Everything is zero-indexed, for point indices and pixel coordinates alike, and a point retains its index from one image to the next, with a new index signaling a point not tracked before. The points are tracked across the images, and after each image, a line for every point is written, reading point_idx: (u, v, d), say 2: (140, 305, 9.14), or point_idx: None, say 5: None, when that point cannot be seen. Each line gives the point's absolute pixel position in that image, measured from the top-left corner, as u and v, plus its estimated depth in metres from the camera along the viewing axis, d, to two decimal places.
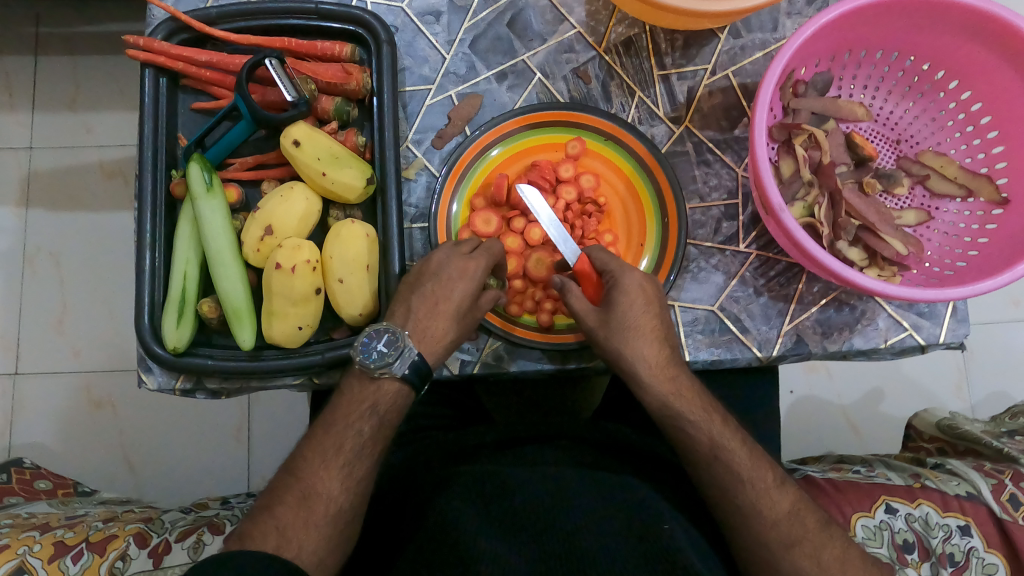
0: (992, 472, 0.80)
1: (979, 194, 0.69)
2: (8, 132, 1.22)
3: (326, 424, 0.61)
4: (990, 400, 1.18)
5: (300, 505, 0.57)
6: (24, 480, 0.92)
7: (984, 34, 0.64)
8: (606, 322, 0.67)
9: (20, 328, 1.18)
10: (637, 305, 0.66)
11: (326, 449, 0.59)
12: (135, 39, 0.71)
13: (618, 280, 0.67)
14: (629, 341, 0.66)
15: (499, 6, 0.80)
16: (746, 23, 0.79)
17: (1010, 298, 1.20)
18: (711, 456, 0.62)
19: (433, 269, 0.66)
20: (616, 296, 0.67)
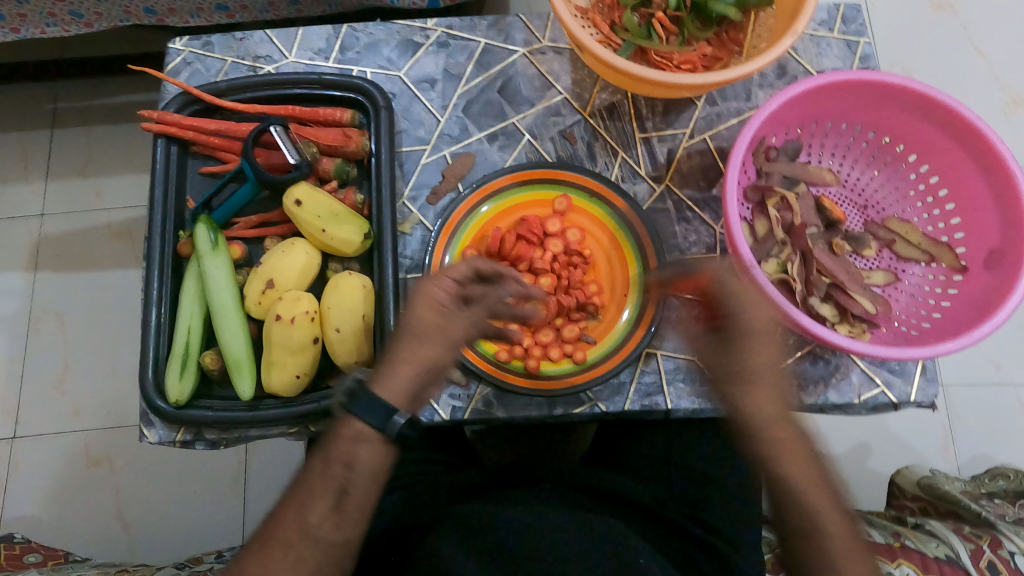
0: (970, 535, 0.83)
1: (940, 261, 0.72)
2: (24, 200, 1.30)
3: (309, 468, 0.56)
4: (975, 462, 1.18)
5: (280, 558, 0.52)
6: (13, 556, 0.95)
7: (932, 114, 0.71)
8: (714, 358, 0.59)
9: (21, 391, 1.21)
10: (753, 351, 0.56)
11: (306, 497, 0.54)
12: (149, 113, 0.78)
13: (737, 318, 0.57)
14: (729, 384, 0.57)
15: (491, 74, 0.86)
16: (722, 92, 0.84)
17: (991, 361, 1.22)
18: (797, 526, 0.53)
19: (429, 299, 0.61)
20: (733, 336, 0.57)
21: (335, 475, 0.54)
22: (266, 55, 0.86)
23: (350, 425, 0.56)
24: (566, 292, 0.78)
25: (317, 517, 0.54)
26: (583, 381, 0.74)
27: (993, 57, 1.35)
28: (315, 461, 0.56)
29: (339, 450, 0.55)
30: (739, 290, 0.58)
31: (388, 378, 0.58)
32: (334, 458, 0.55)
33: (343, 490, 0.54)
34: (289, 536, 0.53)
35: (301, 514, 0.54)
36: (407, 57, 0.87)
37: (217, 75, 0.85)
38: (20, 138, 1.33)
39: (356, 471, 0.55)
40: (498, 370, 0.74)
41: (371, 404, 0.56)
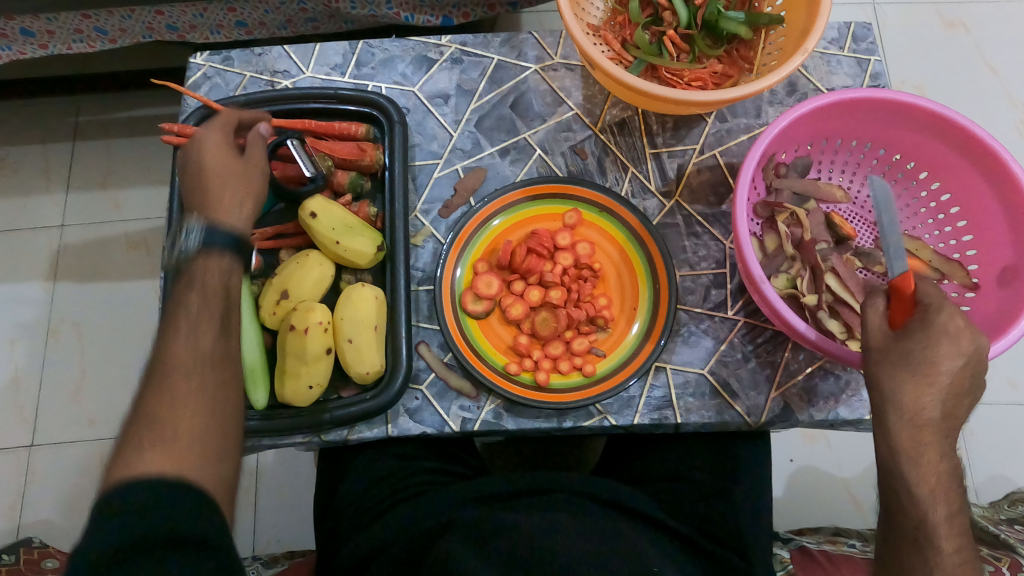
0: (988, 557, 0.83)
1: (952, 278, 0.72)
2: (45, 211, 1.32)
3: (176, 308, 0.61)
4: (992, 484, 1.17)
5: (185, 386, 0.56)
6: (30, 561, 0.96)
7: (943, 132, 0.71)
8: (888, 349, 0.56)
9: (39, 399, 1.22)
10: (943, 353, 0.53)
11: (195, 326, 0.59)
12: (169, 126, 0.80)
13: (929, 319, 0.54)
14: (896, 377, 0.54)
15: (503, 90, 0.87)
16: (731, 109, 0.85)
17: (1005, 381, 1.22)
18: (906, 530, 0.54)
19: (212, 146, 0.69)
20: (917, 332, 0.55)
21: (214, 303, 0.61)
22: (283, 70, 0.88)
23: (218, 258, 0.64)
24: (576, 305, 0.79)
25: (207, 344, 0.59)
26: (593, 393, 0.74)
27: (1007, 76, 1.35)
28: (189, 298, 0.61)
29: (208, 281, 0.62)
30: (940, 297, 0.56)
31: (221, 206, 0.66)
32: (212, 287, 0.62)
33: (226, 312, 0.62)
34: (189, 363, 0.57)
35: (191, 340, 0.58)
36: (421, 72, 0.88)
37: (235, 89, 0.87)
38: (42, 151, 1.36)
39: (232, 297, 0.63)
40: (508, 383, 0.75)
41: (219, 228, 0.64)
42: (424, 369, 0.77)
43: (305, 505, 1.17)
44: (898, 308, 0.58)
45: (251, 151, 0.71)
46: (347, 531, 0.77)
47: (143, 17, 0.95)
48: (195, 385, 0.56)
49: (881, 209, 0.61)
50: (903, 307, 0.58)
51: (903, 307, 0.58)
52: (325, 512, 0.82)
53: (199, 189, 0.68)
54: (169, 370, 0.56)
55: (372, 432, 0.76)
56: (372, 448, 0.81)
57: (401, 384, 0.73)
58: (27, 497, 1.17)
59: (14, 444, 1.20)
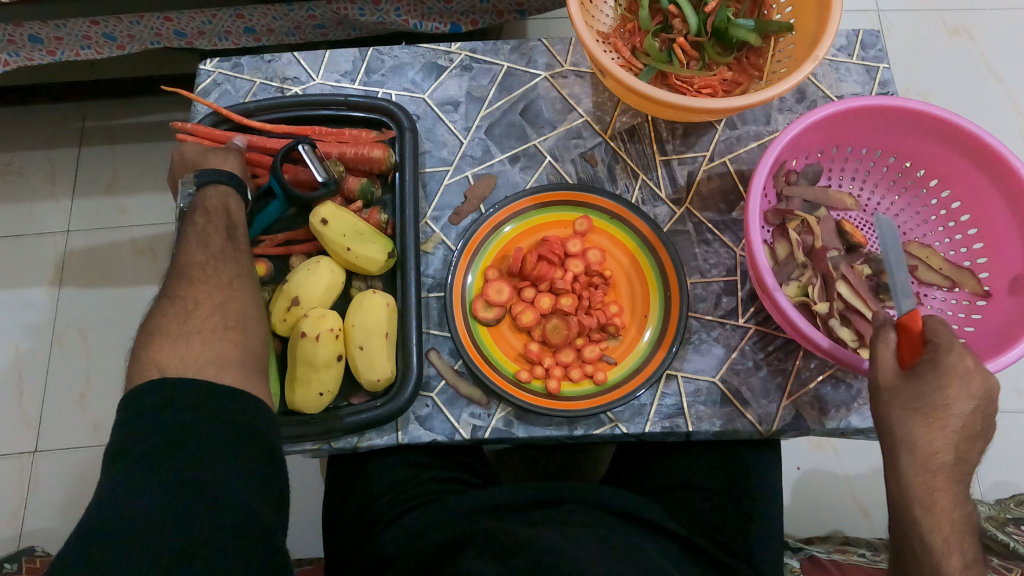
0: (999, 569, 0.83)
1: (963, 286, 0.72)
2: (50, 216, 1.32)
3: (187, 226, 0.69)
4: (998, 489, 1.17)
5: (201, 276, 0.65)
6: (36, 568, 0.96)
7: (955, 141, 0.71)
8: (900, 393, 0.55)
9: (43, 406, 1.22)
10: (953, 396, 0.53)
11: (205, 238, 0.68)
12: (182, 125, 0.81)
13: (937, 360, 0.54)
14: (908, 420, 0.54)
15: (513, 97, 0.87)
16: (741, 116, 0.85)
17: (1012, 389, 1.22)
18: (916, 550, 0.53)
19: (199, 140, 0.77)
20: (926, 373, 0.54)
21: (217, 219, 0.69)
22: (293, 77, 0.88)
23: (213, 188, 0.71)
24: (587, 312, 0.79)
25: (216, 246, 0.68)
26: (605, 401, 0.74)
27: (1011, 84, 1.36)
28: (195, 218, 0.69)
29: (211, 204, 0.70)
30: (947, 337, 0.55)
31: (221, 161, 0.74)
32: (211, 207, 0.70)
33: (230, 228, 0.69)
34: (202, 259, 0.66)
35: (202, 246, 0.67)
36: (431, 79, 0.88)
37: (245, 96, 0.87)
38: (47, 156, 1.35)
39: (233, 213, 0.70)
40: (519, 391, 0.75)
41: (211, 170, 0.72)
42: (434, 376, 0.77)
43: (311, 513, 1.17)
44: (908, 347, 0.58)
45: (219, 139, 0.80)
46: (356, 540, 0.76)
47: (152, 23, 0.95)
48: (208, 273, 0.65)
49: (888, 248, 0.63)
50: (912, 345, 0.58)
51: (912, 345, 0.58)
52: (334, 520, 0.82)
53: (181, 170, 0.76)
54: (187, 266, 0.66)
55: (383, 439, 0.76)
56: (382, 457, 0.80)
57: (411, 392, 0.73)
58: (30, 505, 1.16)
59: (18, 450, 1.19)
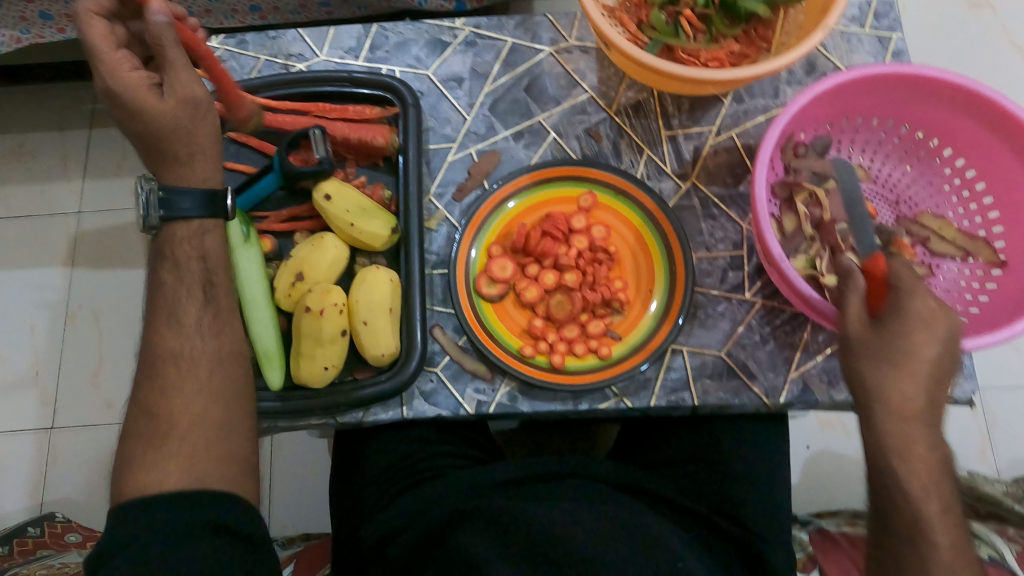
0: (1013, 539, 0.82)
1: (977, 256, 0.71)
2: (63, 197, 1.34)
3: (159, 287, 0.63)
4: (1013, 464, 1.15)
5: (176, 370, 0.60)
6: (55, 534, 1.00)
7: (970, 108, 0.70)
8: (871, 342, 0.54)
9: (58, 382, 1.24)
10: (920, 342, 0.52)
11: (177, 310, 0.62)
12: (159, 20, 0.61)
13: (902, 306, 0.54)
14: (880, 371, 0.53)
15: (517, 72, 0.87)
16: (749, 89, 0.84)
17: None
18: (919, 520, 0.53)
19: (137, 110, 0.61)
20: (892, 320, 0.54)
21: (193, 275, 0.63)
22: (298, 53, 0.87)
23: (186, 226, 0.63)
24: (591, 288, 0.78)
25: (190, 318, 0.62)
26: (608, 376, 0.74)
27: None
28: (164, 277, 0.63)
29: (184, 253, 0.63)
30: (911, 281, 0.55)
31: (193, 173, 0.64)
32: (185, 256, 0.63)
33: (206, 280, 0.63)
34: (175, 341, 0.61)
35: (175, 323, 0.61)
36: (435, 55, 0.88)
37: (250, 73, 0.87)
38: (59, 137, 1.36)
39: (211, 261, 0.64)
40: (525, 366, 0.75)
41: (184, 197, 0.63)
42: (439, 352, 0.77)
43: (320, 490, 1.18)
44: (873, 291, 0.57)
45: (172, 82, 0.61)
46: (363, 513, 0.77)
47: None
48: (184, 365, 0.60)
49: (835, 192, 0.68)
50: (878, 290, 0.57)
51: (878, 290, 0.57)
52: (342, 493, 0.82)
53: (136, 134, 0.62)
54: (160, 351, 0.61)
55: (388, 414, 0.76)
56: (388, 433, 0.81)
57: (415, 367, 0.73)
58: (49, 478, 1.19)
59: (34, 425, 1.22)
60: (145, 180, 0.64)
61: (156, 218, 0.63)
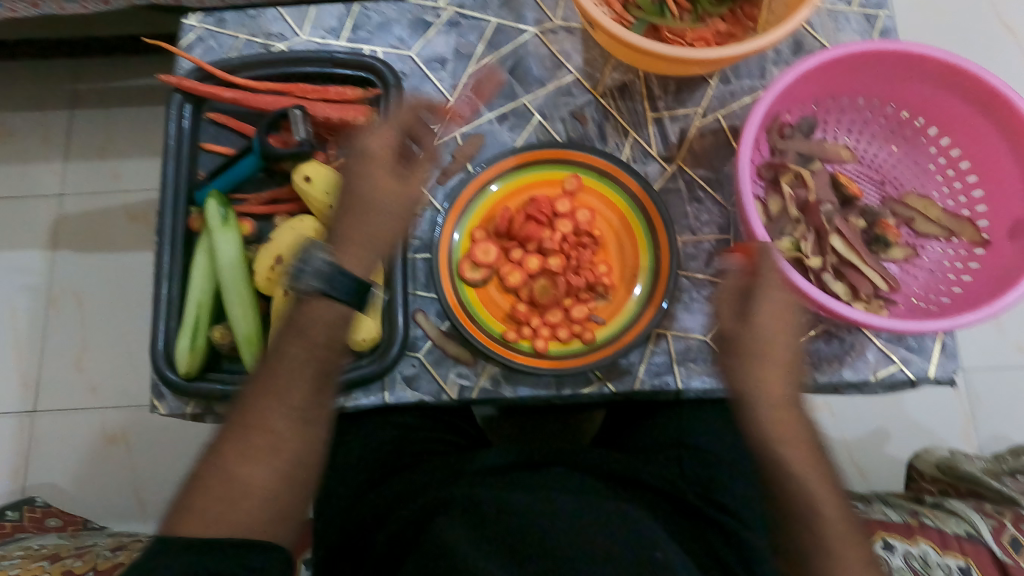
0: (991, 513, 0.80)
1: (960, 236, 0.71)
2: (45, 179, 1.32)
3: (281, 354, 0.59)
4: (995, 443, 1.15)
5: (261, 440, 0.56)
6: (35, 519, 1.00)
7: (957, 86, 0.69)
8: (739, 334, 0.59)
9: (41, 366, 1.24)
10: (773, 331, 0.59)
11: (286, 385, 0.58)
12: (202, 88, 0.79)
13: (757, 297, 0.59)
14: (746, 361, 0.59)
15: (501, 54, 0.85)
16: (735, 70, 0.83)
17: (1016, 345, 1.18)
18: None
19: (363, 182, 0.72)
20: (751, 312, 0.59)
21: (318, 355, 0.59)
22: (278, 33, 0.86)
23: (332, 309, 0.60)
24: (575, 272, 0.77)
25: (298, 399, 0.58)
26: (591, 360, 0.73)
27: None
28: (290, 344, 0.59)
29: (316, 331, 0.59)
30: (770, 269, 0.60)
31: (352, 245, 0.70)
32: (316, 341, 0.59)
33: (323, 372, 0.60)
34: (274, 416, 0.57)
35: (279, 400, 0.57)
36: (418, 36, 0.86)
37: (229, 52, 0.85)
38: (41, 119, 1.34)
39: (335, 354, 0.61)
40: (507, 351, 0.74)
41: (345, 275, 0.59)
42: (421, 337, 0.76)
43: None
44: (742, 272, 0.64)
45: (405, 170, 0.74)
46: (341, 497, 0.77)
47: None
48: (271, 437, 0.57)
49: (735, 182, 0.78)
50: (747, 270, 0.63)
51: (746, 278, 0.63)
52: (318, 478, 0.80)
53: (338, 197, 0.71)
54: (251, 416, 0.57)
55: (368, 400, 0.75)
56: (370, 418, 0.80)
57: (396, 354, 0.72)
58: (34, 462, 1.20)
59: (17, 409, 1.22)
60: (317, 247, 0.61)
61: (306, 285, 0.59)
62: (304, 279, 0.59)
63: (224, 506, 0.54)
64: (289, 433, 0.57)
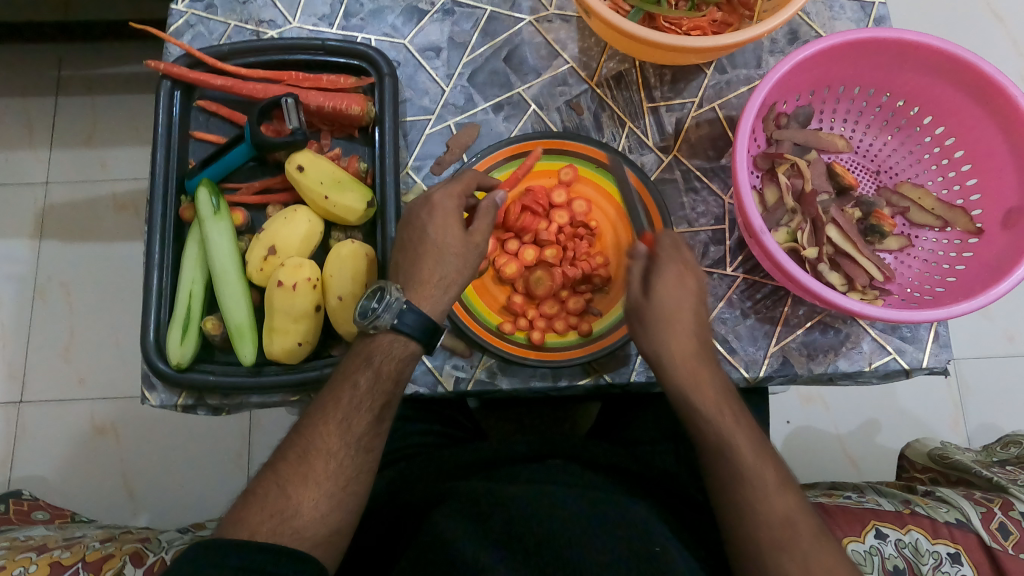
0: (981, 500, 0.81)
1: (955, 225, 0.72)
2: (29, 167, 1.29)
3: (346, 382, 0.60)
4: (984, 432, 1.17)
5: (320, 466, 0.57)
6: (21, 512, 0.98)
7: (952, 75, 0.69)
8: (644, 306, 0.63)
9: (27, 357, 1.22)
10: (678, 298, 0.63)
11: (350, 415, 0.59)
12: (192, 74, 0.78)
13: (657, 269, 0.64)
14: (657, 331, 0.62)
15: (497, 42, 0.85)
16: (731, 60, 0.83)
17: (1004, 333, 1.20)
18: None
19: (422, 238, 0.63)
20: (654, 282, 0.63)
21: (383, 388, 0.60)
22: (269, 19, 0.84)
23: (403, 345, 0.61)
24: (572, 263, 0.77)
25: (359, 428, 0.59)
26: (588, 352, 0.73)
27: (1012, 25, 1.33)
28: (360, 376, 0.60)
29: (380, 364, 0.61)
30: (666, 245, 0.65)
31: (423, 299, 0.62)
32: (385, 375, 0.60)
33: (387, 403, 0.61)
34: (327, 442, 0.58)
35: (344, 426, 0.58)
36: (412, 24, 0.85)
37: (219, 39, 0.84)
38: (24, 105, 1.31)
39: (399, 388, 0.62)
40: (503, 343, 0.73)
41: (416, 315, 0.61)
42: None
43: None
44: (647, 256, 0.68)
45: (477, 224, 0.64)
46: None
47: None
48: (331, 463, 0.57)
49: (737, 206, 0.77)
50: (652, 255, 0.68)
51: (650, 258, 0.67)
52: None
53: (410, 241, 0.64)
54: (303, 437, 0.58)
55: None
56: None
57: None
58: (19, 454, 1.18)
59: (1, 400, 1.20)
60: (390, 284, 0.63)
61: (379, 322, 0.60)
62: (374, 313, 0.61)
63: (259, 511, 0.55)
64: (344, 454, 0.58)
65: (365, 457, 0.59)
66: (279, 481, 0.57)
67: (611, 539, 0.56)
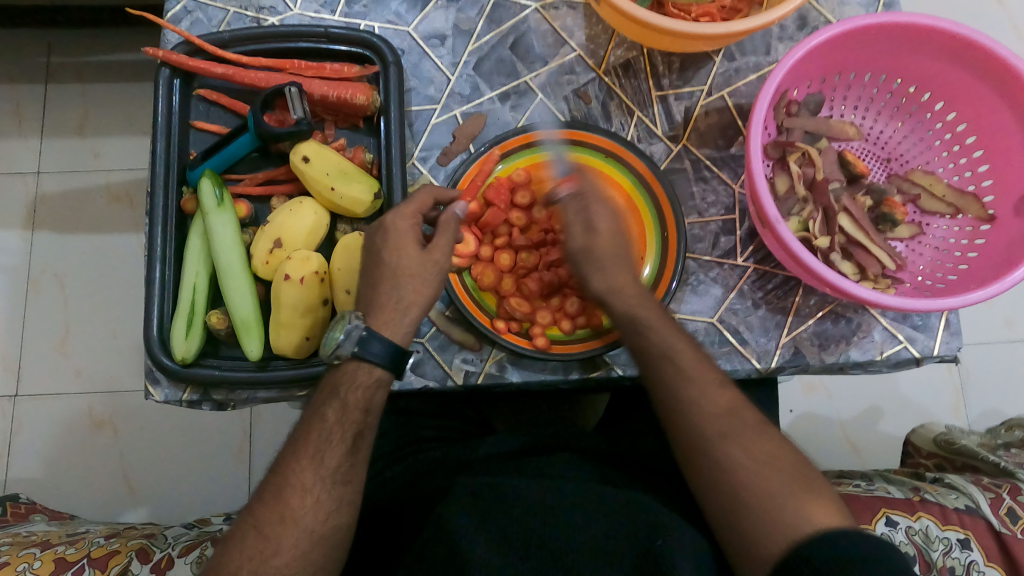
0: (991, 486, 0.81)
1: (966, 212, 0.72)
2: (20, 156, 1.27)
3: (318, 414, 0.60)
4: (985, 418, 1.18)
5: (299, 503, 0.56)
6: (19, 513, 0.97)
7: (965, 59, 0.69)
8: (588, 248, 0.65)
9: (21, 350, 1.19)
10: (613, 235, 0.65)
11: (322, 449, 0.58)
12: (190, 62, 0.76)
13: (593, 209, 0.65)
14: (602, 271, 0.64)
15: (503, 30, 0.83)
16: (740, 47, 0.82)
17: (1004, 318, 1.21)
18: None
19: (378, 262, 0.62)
20: (595, 223, 0.65)
21: (352, 418, 0.59)
22: (269, 6, 0.82)
23: (368, 372, 0.61)
24: None
25: (333, 461, 0.58)
26: (599, 345, 0.72)
27: (1013, 9, 1.33)
28: (328, 411, 0.59)
29: (353, 398, 0.60)
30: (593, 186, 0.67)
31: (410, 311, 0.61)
32: (352, 404, 0.60)
33: (359, 433, 0.60)
34: (306, 478, 0.57)
35: (317, 461, 0.58)
36: (415, 11, 0.83)
37: (218, 25, 0.82)
38: (13, 92, 1.28)
39: (371, 416, 0.61)
40: (513, 337, 0.72)
41: (380, 340, 0.60)
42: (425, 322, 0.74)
43: None
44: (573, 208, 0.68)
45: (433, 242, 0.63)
46: None
47: None
48: (308, 500, 0.57)
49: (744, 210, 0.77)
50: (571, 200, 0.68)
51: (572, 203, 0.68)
52: None
53: (370, 267, 0.63)
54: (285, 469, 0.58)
55: None
56: None
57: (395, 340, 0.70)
58: (16, 449, 1.16)
59: None
60: (353, 313, 0.62)
61: (344, 351, 0.60)
62: (337, 342, 0.60)
63: (237, 556, 0.55)
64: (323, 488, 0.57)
65: (342, 491, 0.58)
66: (256, 524, 0.56)
67: (628, 534, 0.56)
